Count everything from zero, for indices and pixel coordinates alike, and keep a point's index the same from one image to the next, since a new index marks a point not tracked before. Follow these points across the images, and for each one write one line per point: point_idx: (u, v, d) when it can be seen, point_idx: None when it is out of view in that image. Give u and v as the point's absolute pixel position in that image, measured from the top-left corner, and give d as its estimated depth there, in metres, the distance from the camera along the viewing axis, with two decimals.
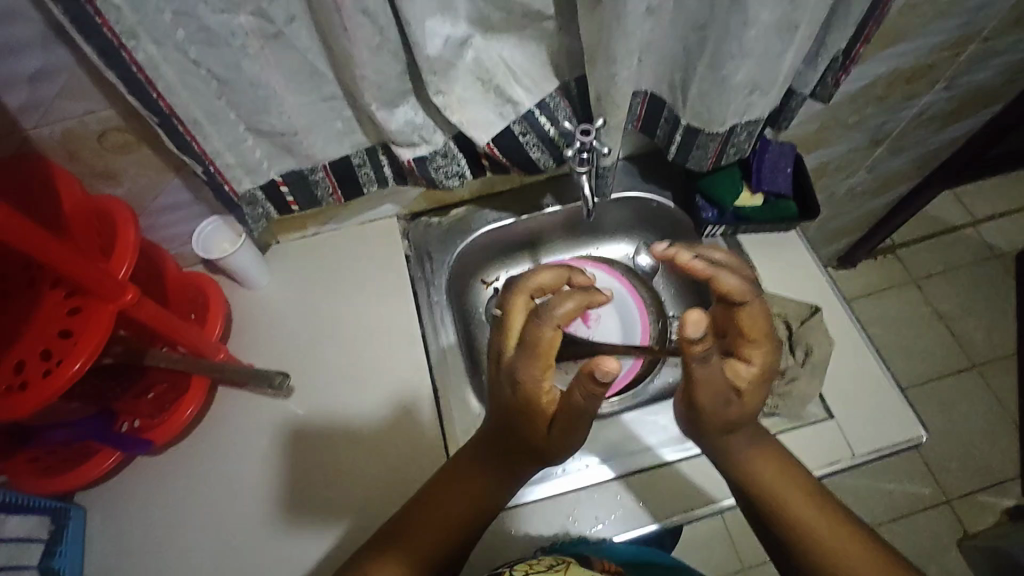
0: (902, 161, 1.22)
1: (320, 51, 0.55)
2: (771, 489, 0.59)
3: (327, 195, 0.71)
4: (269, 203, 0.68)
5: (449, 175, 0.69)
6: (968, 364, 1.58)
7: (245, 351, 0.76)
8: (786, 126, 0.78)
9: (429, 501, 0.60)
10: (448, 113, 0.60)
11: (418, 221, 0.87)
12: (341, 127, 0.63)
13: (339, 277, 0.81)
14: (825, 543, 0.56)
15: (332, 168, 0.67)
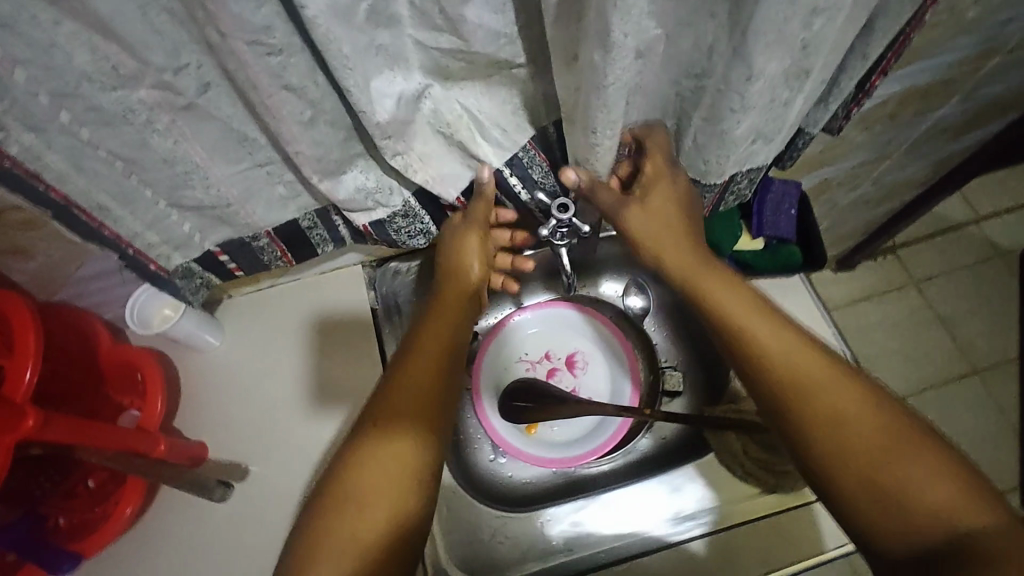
0: (911, 170, 1.13)
1: (245, 119, 0.46)
2: (790, 372, 0.51)
3: (274, 257, 0.64)
4: (208, 272, 0.64)
5: (412, 234, 0.63)
6: (969, 370, 1.52)
7: (194, 429, 0.69)
8: (790, 164, 0.68)
9: (394, 383, 0.53)
10: (411, 173, 0.53)
11: (385, 268, 0.78)
12: (283, 192, 0.55)
13: (298, 337, 0.73)
14: (852, 434, 0.48)
15: (277, 234, 0.60)
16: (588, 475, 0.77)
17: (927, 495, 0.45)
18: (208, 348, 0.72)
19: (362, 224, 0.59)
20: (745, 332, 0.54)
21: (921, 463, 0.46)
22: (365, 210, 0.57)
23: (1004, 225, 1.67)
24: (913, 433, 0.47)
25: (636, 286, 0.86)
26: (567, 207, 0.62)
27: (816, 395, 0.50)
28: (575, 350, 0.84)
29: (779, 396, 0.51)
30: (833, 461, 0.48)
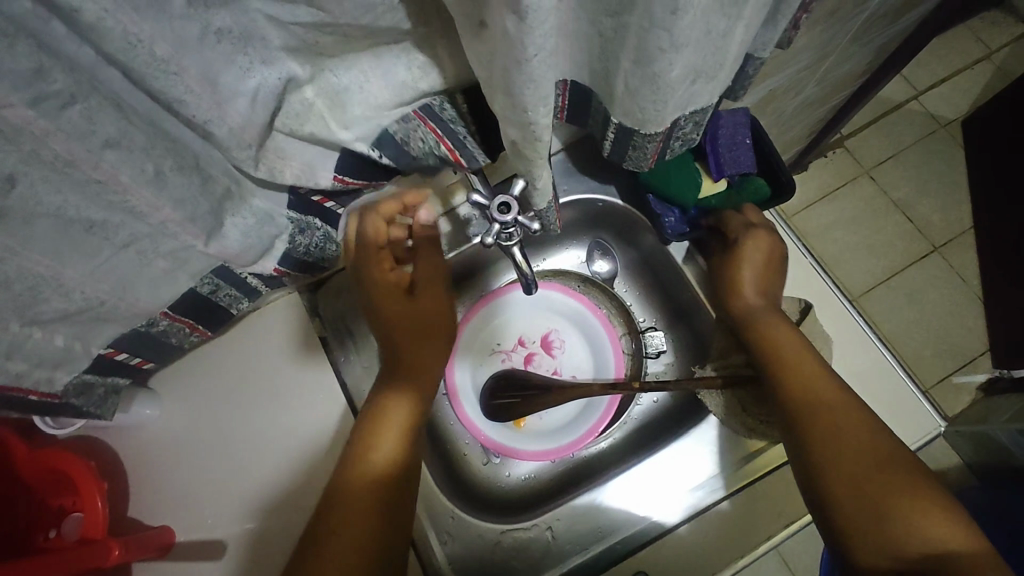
0: (851, 63, 1.07)
1: (79, 206, 0.36)
2: (795, 363, 0.58)
3: (184, 335, 0.58)
4: (110, 377, 0.56)
5: (314, 245, 0.58)
6: (930, 248, 1.54)
7: (153, 514, 0.62)
8: (743, 92, 0.62)
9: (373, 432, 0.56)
10: (278, 178, 0.46)
11: (324, 289, 0.70)
12: (164, 266, 0.45)
13: (247, 389, 0.66)
14: (834, 423, 0.53)
15: (175, 313, 0.53)
16: (587, 458, 0.74)
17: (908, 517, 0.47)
18: (148, 422, 0.64)
19: (272, 267, 0.55)
20: (762, 327, 0.62)
21: (893, 473, 0.49)
22: (265, 251, 0.51)
23: (943, 96, 1.64)
24: (903, 460, 0.50)
25: (599, 249, 0.80)
26: (511, 205, 0.53)
27: (814, 389, 0.55)
28: (549, 330, 0.79)
29: (783, 377, 0.57)
30: (856, 494, 0.49)
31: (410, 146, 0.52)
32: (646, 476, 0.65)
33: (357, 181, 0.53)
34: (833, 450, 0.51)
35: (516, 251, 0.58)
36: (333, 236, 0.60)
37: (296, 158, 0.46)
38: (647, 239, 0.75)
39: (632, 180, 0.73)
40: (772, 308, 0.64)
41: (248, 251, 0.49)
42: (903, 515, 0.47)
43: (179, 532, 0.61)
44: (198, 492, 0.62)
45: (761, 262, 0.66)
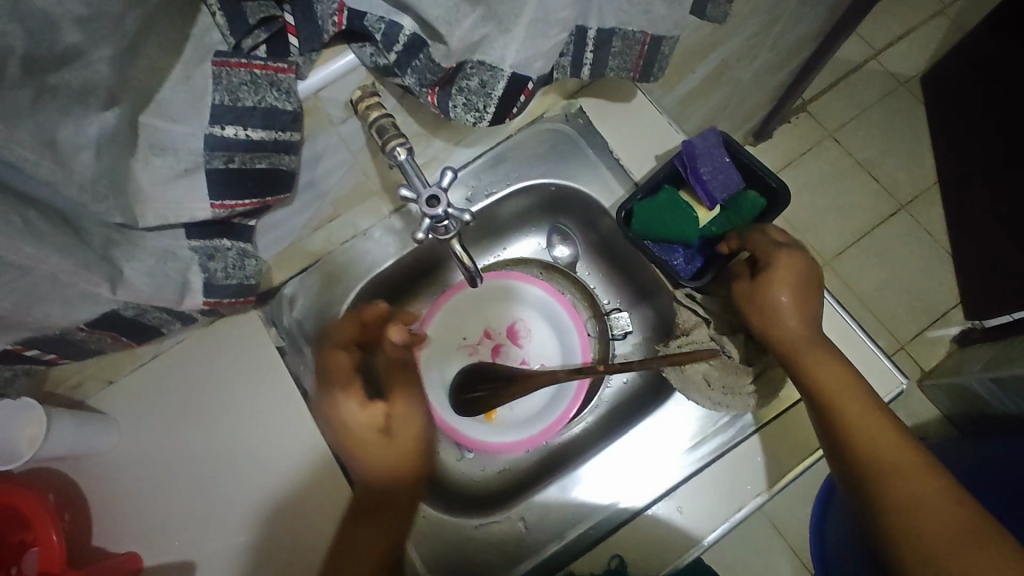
0: (800, 28, 1.07)
1: None
2: (852, 413, 0.54)
3: (107, 344, 0.53)
4: (21, 364, 0.50)
5: (244, 267, 0.53)
6: (897, 207, 1.55)
7: (117, 541, 0.61)
8: (659, 75, 0.61)
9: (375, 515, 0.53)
10: (139, 213, 0.43)
11: (278, 297, 0.69)
12: None
13: (195, 413, 0.65)
14: (904, 493, 0.49)
15: (93, 326, 0.48)
16: (561, 445, 0.74)
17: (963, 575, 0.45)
18: (105, 447, 0.63)
19: (200, 304, 0.50)
20: (806, 369, 0.57)
21: (977, 546, 0.45)
22: (182, 288, 0.48)
23: (900, 53, 1.65)
24: (984, 532, 0.46)
25: (559, 234, 0.80)
26: (440, 197, 0.51)
27: (875, 447, 0.52)
28: (515, 321, 0.78)
29: (840, 425, 0.54)
30: (916, 556, 0.47)
31: (279, 162, 0.49)
32: (617, 460, 0.64)
33: (246, 201, 0.49)
34: (900, 517, 0.49)
35: (455, 246, 0.55)
36: (251, 251, 0.54)
37: (155, 198, 0.44)
38: (605, 221, 0.74)
39: (586, 160, 0.72)
40: (822, 338, 0.58)
41: (164, 290, 0.46)
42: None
43: (147, 557, 0.60)
44: (163, 515, 0.62)
45: (792, 292, 0.59)
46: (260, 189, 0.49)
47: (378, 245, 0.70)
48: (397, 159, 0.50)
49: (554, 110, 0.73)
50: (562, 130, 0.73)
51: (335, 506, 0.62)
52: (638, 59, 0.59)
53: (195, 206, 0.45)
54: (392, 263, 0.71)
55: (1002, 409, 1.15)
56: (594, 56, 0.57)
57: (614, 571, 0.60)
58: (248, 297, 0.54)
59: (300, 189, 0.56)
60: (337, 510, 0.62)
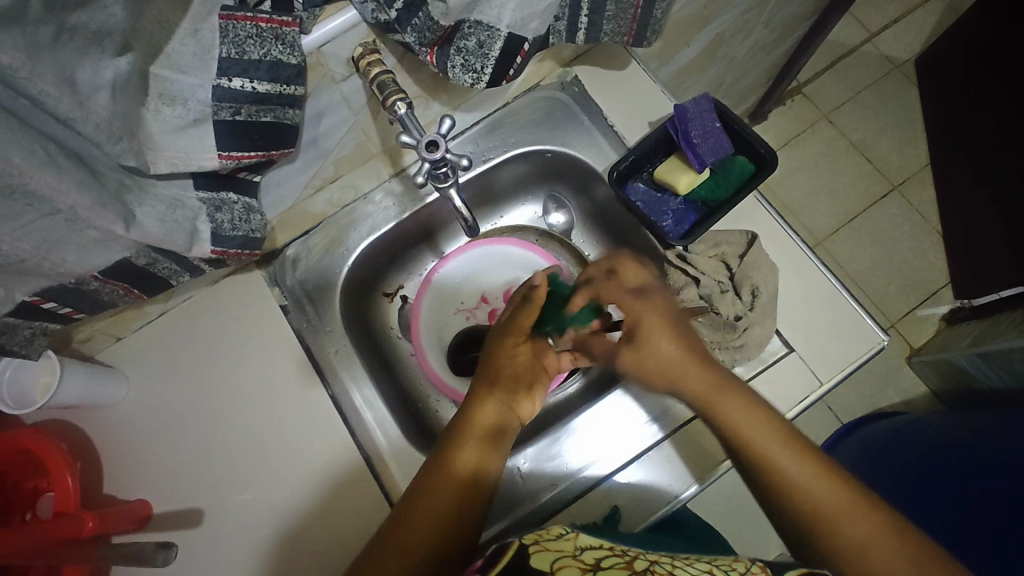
0: (795, 5, 1.09)
1: None
2: (721, 410, 0.54)
3: (120, 296, 0.55)
4: (37, 321, 0.51)
5: (249, 220, 0.54)
6: (889, 188, 1.57)
7: (127, 489, 0.63)
8: (654, 40, 0.63)
9: (433, 493, 0.53)
10: (153, 161, 0.45)
11: (281, 258, 0.71)
12: (99, 233, 0.46)
13: (203, 369, 0.67)
14: (794, 474, 0.52)
15: (107, 275, 0.51)
16: (555, 404, 0.76)
17: (821, 509, 0.51)
18: (117, 401, 0.65)
19: (208, 251, 0.51)
20: (674, 375, 0.55)
21: (864, 516, 0.50)
22: (192, 236, 0.49)
23: (895, 36, 1.66)
24: (866, 505, 0.50)
25: (554, 201, 0.82)
26: (439, 143, 0.53)
27: (759, 445, 0.53)
28: (511, 286, 0.81)
29: (701, 398, 0.55)
30: (801, 508, 0.51)
31: (283, 116, 0.51)
32: (601, 420, 0.67)
33: (252, 154, 0.51)
34: (766, 466, 0.52)
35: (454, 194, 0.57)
36: (256, 206, 0.56)
37: (166, 146, 0.45)
38: (599, 188, 0.75)
39: (581, 126, 0.74)
40: (668, 319, 0.56)
41: (174, 235, 0.47)
42: (881, 575, 0.48)
43: (156, 504, 0.62)
44: (171, 465, 0.64)
45: (671, 335, 0.56)
46: (267, 143, 0.51)
47: (379, 208, 0.72)
48: (397, 113, 0.51)
49: (550, 79, 0.75)
50: (558, 98, 0.74)
51: (335, 455, 0.64)
52: (632, 24, 0.61)
53: (203, 155, 0.47)
54: (392, 228, 0.73)
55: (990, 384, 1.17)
56: (589, 19, 0.59)
57: (610, 518, 0.62)
58: (253, 250, 0.56)
59: (303, 146, 0.58)
60: (339, 461, 0.64)
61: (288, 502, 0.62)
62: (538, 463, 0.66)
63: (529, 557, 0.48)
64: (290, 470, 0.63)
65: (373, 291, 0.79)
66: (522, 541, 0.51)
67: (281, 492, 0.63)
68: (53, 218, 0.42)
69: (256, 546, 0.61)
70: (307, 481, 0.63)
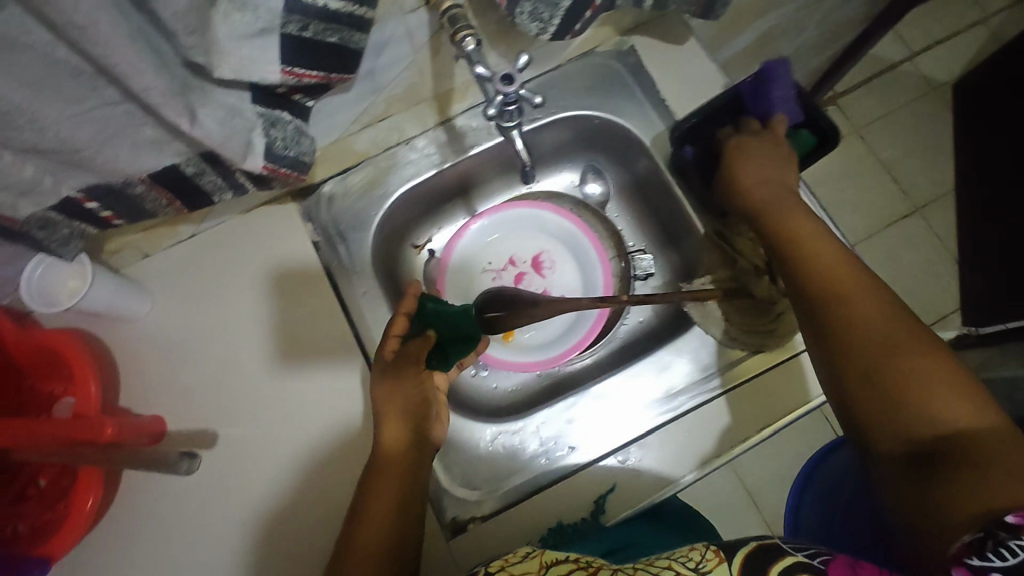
0: (850, 8, 1.07)
1: (75, 53, 0.36)
2: (805, 235, 0.55)
3: (161, 205, 0.54)
4: (77, 222, 0.51)
5: (299, 142, 0.53)
6: (913, 208, 1.53)
7: (143, 403, 0.63)
8: (720, 13, 0.63)
9: (383, 478, 0.53)
10: (217, 65, 0.43)
11: (318, 193, 0.70)
12: (155, 132, 0.45)
13: (228, 294, 0.66)
14: (881, 347, 0.47)
15: (153, 179, 0.50)
16: (572, 373, 0.76)
17: (897, 365, 0.46)
18: (140, 316, 0.65)
19: (259, 167, 0.51)
20: (774, 212, 0.58)
21: (905, 348, 0.46)
22: (245, 148, 0.48)
23: (937, 59, 1.62)
24: (915, 338, 0.47)
25: (592, 171, 0.81)
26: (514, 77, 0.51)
27: (819, 255, 0.54)
28: (541, 251, 0.80)
29: (802, 271, 0.53)
30: (871, 348, 0.47)
31: (348, 39, 0.49)
32: (623, 391, 0.66)
33: (313, 73, 0.50)
34: (842, 312, 0.50)
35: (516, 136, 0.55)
36: (307, 130, 0.55)
37: (230, 53, 0.43)
38: (642, 162, 0.75)
39: (632, 97, 0.73)
40: (792, 203, 0.58)
41: (229, 143, 0.47)
42: (901, 362, 0.46)
43: (171, 422, 0.62)
44: (188, 385, 0.63)
45: (766, 168, 0.60)
46: (328, 63, 0.50)
47: (421, 155, 0.71)
48: (465, 49, 0.50)
49: (606, 46, 0.74)
50: (612, 66, 0.73)
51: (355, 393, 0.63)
52: None
53: (267, 67, 0.45)
54: (432, 176, 0.72)
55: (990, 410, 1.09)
56: None
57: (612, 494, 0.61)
58: (301, 173, 0.55)
59: (359, 77, 0.58)
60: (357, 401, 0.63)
61: (303, 434, 0.62)
62: (555, 427, 0.66)
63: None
64: (307, 403, 0.63)
65: (402, 240, 0.78)
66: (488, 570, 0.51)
67: (296, 424, 0.62)
68: (116, 109, 0.41)
69: (265, 474, 0.61)
70: (322, 415, 0.62)
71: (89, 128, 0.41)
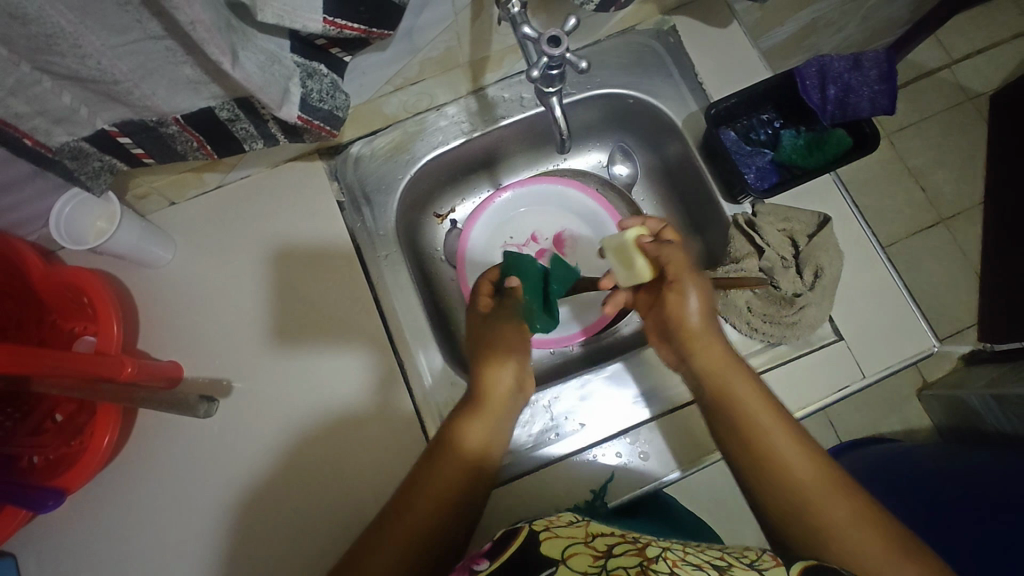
0: (894, 7, 1.04)
1: None
2: (760, 427, 0.55)
3: (192, 149, 0.54)
4: (108, 156, 0.51)
5: (334, 98, 0.53)
6: (935, 219, 1.43)
7: (161, 349, 0.63)
8: None
9: (439, 477, 0.55)
10: (261, 6, 0.42)
11: (345, 154, 0.70)
12: (193, 73, 0.44)
13: (251, 246, 0.66)
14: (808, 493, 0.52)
15: (187, 121, 0.50)
16: (585, 353, 0.76)
17: (831, 516, 0.51)
18: (161, 261, 0.65)
19: (294, 118, 0.50)
20: (773, 456, 0.54)
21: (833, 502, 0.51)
22: (283, 96, 0.48)
23: (977, 67, 1.52)
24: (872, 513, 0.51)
25: (621, 152, 0.80)
26: (561, 40, 0.48)
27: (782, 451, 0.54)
28: (562, 230, 0.80)
29: (759, 468, 0.54)
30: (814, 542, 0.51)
31: None
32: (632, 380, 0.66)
33: (354, 26, 0.49)
34: (794, 495, 0.52)
35: (554, 102, 0.53)
36: (342, 86, 0.54)
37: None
38: (673, 146, 0.74)
39: (669, 78, 0.71)
40: (740, 375, 0.58)
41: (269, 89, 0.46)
42: (833, 514, 0.51)
43: (186, 368, 0.62)
44: (205, 334, 0.64)
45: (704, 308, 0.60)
46: (371, 14, 0.49)
47: (451, 122, 0.71)
48: (510, 11, 0.49)
49: (646, 24, 0.72)
50: (650, 45, 0.72)
51: (377, 354, 0.64)
52: None
53: (309, 14, 0.44)
54: (460, 144, 0.72)
55: (991, 427, 1.02)
56: None
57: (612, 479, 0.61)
58: (333, 128, 0.55)
59: (397, 37, 0.57)
60: (381, 367, 0.63)
61: (322, 393, 0.62)
62: (566, 405, 0.66)
63: (539, 544, 0.48)
64: (322, 360, 0.63)
65: (425, 209, 0.78)
66: (533, 527, 0.50)
67: (313, 382, 0.63)
68: (156, 43, 0.41)
69: (276, 428, 0.61)
70: (343, 376, 0.63)
71: (129, 58, 0.41)
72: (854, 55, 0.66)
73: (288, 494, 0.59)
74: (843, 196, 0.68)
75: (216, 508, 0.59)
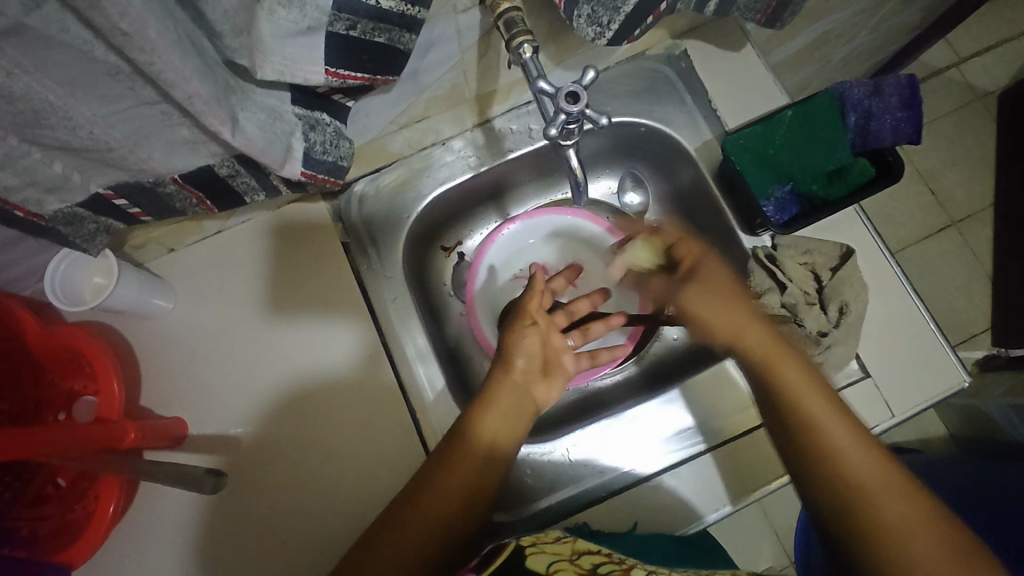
0: (903, 15, 1.01)
1: (113, 54, 0.33)
2: (803, 410, 0.50)
3: (191, 204, 0.51)
4: (103, 217, 0.48)
5: (338, 149, 0.50)
6: (946, 223, 1.40)
7: (164, 405, 0.61)
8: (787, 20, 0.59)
9: (458, 463, 0.53)
10: (258, 63, 0.40)
11: (349, 193, 0.67)
12: (190, 133, 0.42)
13: (245, 257, 0.64)
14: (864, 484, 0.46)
15: (185, 179, 0.47)
16: (602, 389, 0.74)
17: (885, 517, 0.44)
18: (162, 313, 0.62)
19: (297, 174, 0.48)
20: (819, 434, 0.49)
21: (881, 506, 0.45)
22: (285, 153, 0.45)
23: (986, 66, 1.49)
24: None
25: (632, 179, 0.78)
26: (580, 95, 0.47)
27: (853, 464, 0.47)
28: (574, 261, 0.78)
29: (806, 446, 0.49)
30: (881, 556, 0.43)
31: (398, 42, 0.46)
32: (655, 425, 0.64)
33: (358, 75, 0.46)
34: (855, 480, 0.46)
35: (570, 153, 0.51)
36: (345, 133, 0.52)
37: (274, 51, 0.40)
38: (688, 174, 0.71)
39: (682, 104, 0.69)
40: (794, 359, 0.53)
41: (271, 149, 0.43)
42: (885, 519, 0.44)
43: (191, 425, 0.60)
44: (209, 386, 0.61)
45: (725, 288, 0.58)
46: (375, 63, 0.46)
47: (457, 157, 0.68)
48: (522, 56, 0.46)
49: (656, 49, 0.70)
50: (662, 71, 0.70)
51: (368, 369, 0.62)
52: (768, 7, 0.57)
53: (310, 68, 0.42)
54: (468, 179, 0.70)
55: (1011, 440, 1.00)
56: None
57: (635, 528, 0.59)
58: (337, 178, 0.53)
59: (402, 79, 0.55)
60: (373, 397, 0.61)
61: (318, 378, 0.61)
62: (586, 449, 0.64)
63: (525, 556, 0.45)
64: (330, 408, 0.61)
65: (433, 243, 0.75)
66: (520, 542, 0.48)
67: (310, 407, 0.61)
68: (151, 109, 0.38)
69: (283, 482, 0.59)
70: (332, 365, 0.62)
71: (122, 126, 0.38)
72: (875, 82, 0.64)
73: (298, 552, 0.57)
74: (867, 227, 0.66)
75: (222, 530, 0.57)
